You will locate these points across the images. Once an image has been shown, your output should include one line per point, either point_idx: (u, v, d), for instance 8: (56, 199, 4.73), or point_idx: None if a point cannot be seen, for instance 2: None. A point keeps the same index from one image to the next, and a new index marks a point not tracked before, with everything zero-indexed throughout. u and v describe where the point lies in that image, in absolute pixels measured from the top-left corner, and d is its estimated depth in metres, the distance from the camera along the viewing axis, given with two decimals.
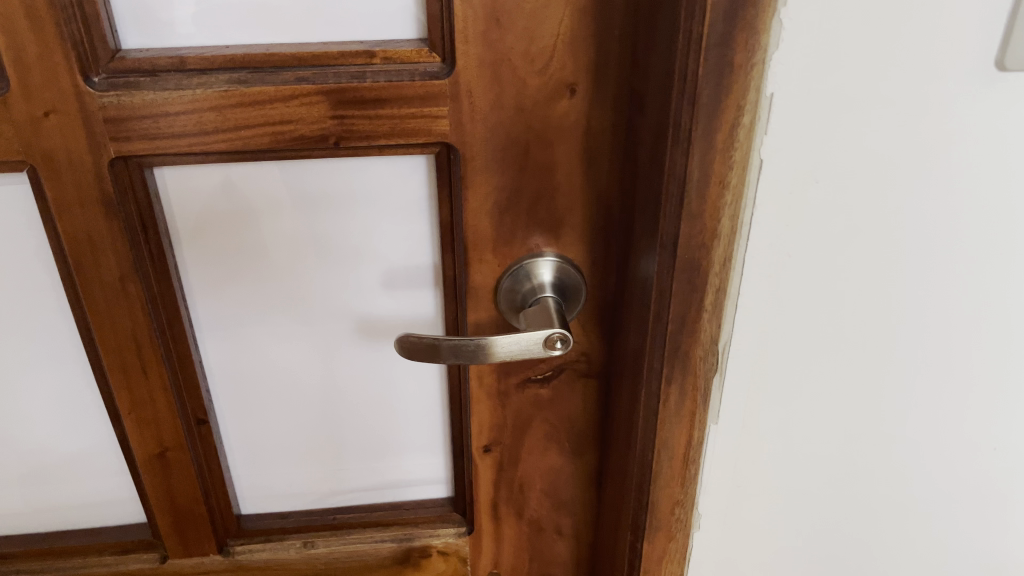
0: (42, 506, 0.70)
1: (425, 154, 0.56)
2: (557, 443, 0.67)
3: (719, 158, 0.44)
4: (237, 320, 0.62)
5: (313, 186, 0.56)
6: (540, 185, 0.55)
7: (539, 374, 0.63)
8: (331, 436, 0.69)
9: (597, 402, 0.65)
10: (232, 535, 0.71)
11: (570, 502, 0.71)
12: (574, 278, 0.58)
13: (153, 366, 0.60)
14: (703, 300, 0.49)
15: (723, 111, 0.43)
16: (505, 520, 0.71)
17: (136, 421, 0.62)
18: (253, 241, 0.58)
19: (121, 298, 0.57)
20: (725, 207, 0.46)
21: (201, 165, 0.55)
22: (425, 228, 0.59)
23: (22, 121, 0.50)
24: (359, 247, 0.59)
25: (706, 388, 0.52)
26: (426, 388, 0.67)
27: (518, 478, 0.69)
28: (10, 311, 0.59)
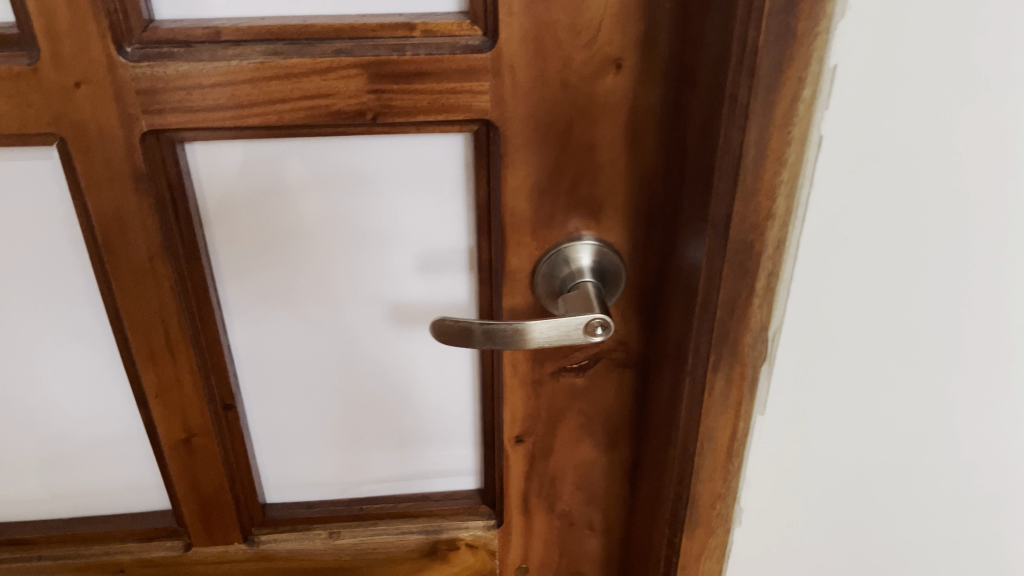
0: (65, 492, 0.68)
1: (462, 133, 0.54)
2: (591, 435, 0.65)
3: (778, 134, 0.42)
4: (262, 306, 0.60)
5: (348, 164, 0.55)
6: (582, 166, 0.53)
7: (575, 362, 0.62)
8: (357, 426, 0.67)
9: (633, 393, 0.63)
10: (257, 524, 0.69)
11: (602, 495, 0.69)
12: (613, 262, 0.56)
13: (181, 348, 0.59)
14: (755, 284, 0.47)
15: (783, 83, 0.41)
16: (535, 514, 0.70)
17: (162, 405, 0.61)
18: (280, 224, 0.57)
19: (150, 278, 0.55)
20: (782, 186, 0.44)
21: (227, 143, 0.53)
22: (461, 210, 0.57)
23: (53, 92, 0.48)
24: (393, 229, 0.57)
25: (753, 378, 0.51)
26: (456, 377, 0.65)
27: (550, 470, 0.67)
28: (36, 291, 0.58)
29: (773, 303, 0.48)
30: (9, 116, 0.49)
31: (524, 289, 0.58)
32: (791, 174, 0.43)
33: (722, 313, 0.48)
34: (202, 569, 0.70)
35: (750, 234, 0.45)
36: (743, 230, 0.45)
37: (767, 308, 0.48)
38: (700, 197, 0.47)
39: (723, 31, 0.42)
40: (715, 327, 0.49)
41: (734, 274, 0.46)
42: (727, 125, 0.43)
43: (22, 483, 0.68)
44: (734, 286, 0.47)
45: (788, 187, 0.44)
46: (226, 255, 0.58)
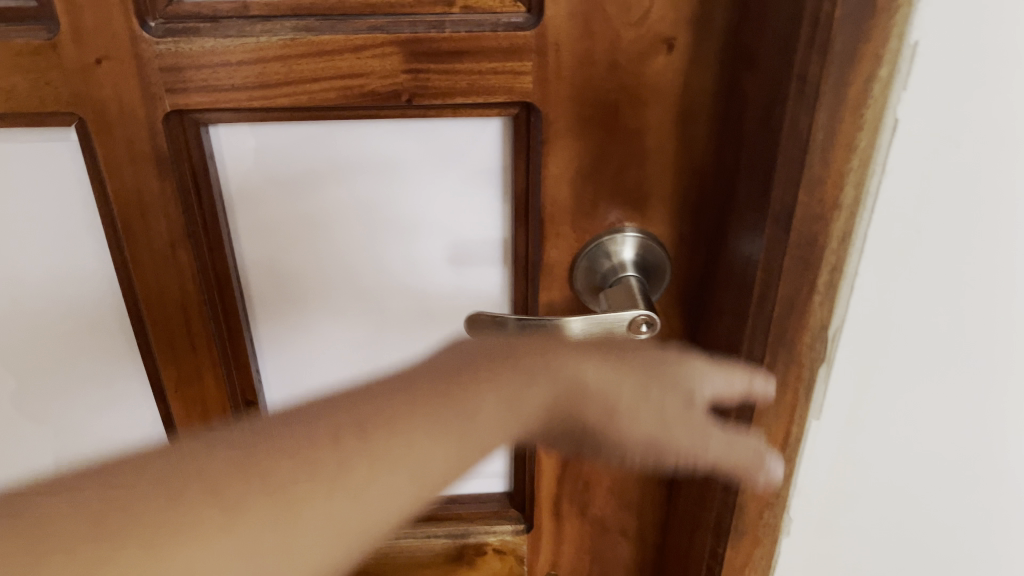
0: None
1: (500, 118, 0.51)
2: None
3: (850, 117, 0.39)
4: (286, 300, 0.58)
5: (381, 148, 0.52)
6: (627, 153, 0.50)
7: None
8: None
9: None
10: None
11: (638, 501, 0.66)
12: (657, 255, 0.53)
13: (202, 340, 0.56)
14: (817, 280, 0.43)
15: (858, 61, 0.37)
16: (567, 518, 0.67)
17: (181, 399, 0.59)
18: (306, 212, 0.54)
19: (171, 268, 0.53)
20: (850, 173, 0.40)
21: (252, 125, 0.51)
22: (497, 199, 0.54)
23: (73, 68, 0.46)
24: (426, 218, 0.54)
25: (810, 380, 0.47)
26: None
27: (583, 473, 0.64)
28: (52, 279, 0.55)
29: (834, 300, 0.44)
30: (26, 94, 0.47)
31: (563, 283, 0.55)
32: (861, 161, 0.40)
33: (779, 309, 0.45)
34: None
35: (814, 226, 0.42)
36: (807, 222, 0.42)
37: (828, 306, 0.44)
38: (758, 186, 0.44)
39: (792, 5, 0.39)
40: (772, 325, 0.46)
41: (795, 269, 0.43)
42: (795, 106, 0.40)
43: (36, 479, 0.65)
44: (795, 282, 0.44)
45: (858, 175, 0.40)
46: (248, 245, 0.55)
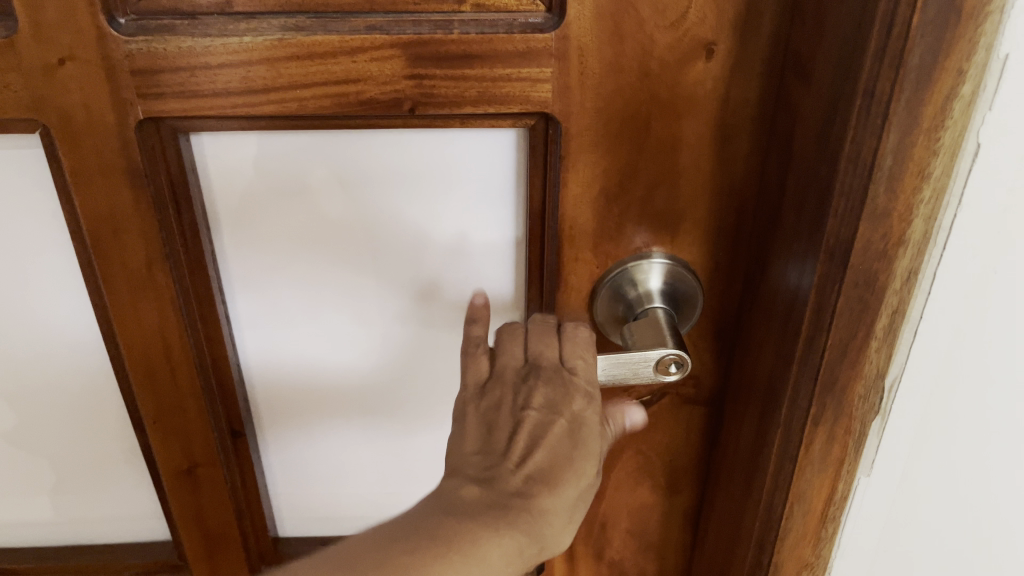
0: (58, 518, 0.61)
1: (515, 128, 0.45)
2: (651, 477, 0.57)
3: (924, 139, 0.33)
4: (295, 414, 0.57)
5: (380, 161, 0.47)
6: (657, 171, 0.45)
7: (635, 398, 0.53)
8: (384, 456, 0.59)
9: (703, 431, 0.55)
10: (267, 561, 0.62)
11: (660, 543, 0.61)
12: (689, 284, 0.47)
13: (184, 370, 0.51)
14: (876, 322, 0.38)
15: (938, 76, 0.32)
16: (581, 561, 0.61)
17: (161, 432, 0.53)
18: (305, 262, 0.50)
19: (148, 289, 0.48)
20: (919, 204, 0.35)
21: (250, 133, 0.45)
22: (510, 218, 0.49)
23: (34, 69, 0.40)
24: (431, 239, 0.49)
25: (862, 431, 0.42)
26: None
27: (600, 515, 0.59)
28: (20, 298, 0.50)
29: (893, 346, 0.39)
30: None
31: (582, 312, 0.50)
32: (935, 190, 0.34)
33: (830, 357, 0.39)
34: None
35: (875, 263, 0.36)
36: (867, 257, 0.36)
37: (885, 352, 0.39)
38: (808, 215, 0.38)
39: (858, 8, 0.33)
40: (822, 371, 0.40)
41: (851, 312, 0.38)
42: (857, 131, 0.34)
43: (10, 507, 0.61)
44: (849, 325, 0.38)
45: (928, 208, 0.35)
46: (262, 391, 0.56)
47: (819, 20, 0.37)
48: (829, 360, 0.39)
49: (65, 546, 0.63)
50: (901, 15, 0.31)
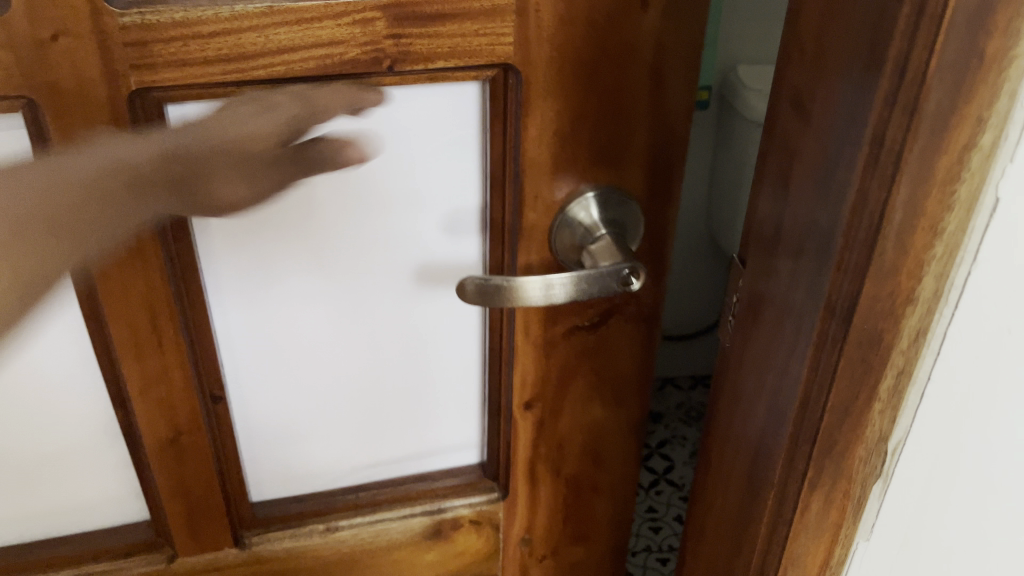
0: (20, 512, 0.60)
1: (479, 80, 0.51)
2: (601, 395, 0.64)
3: (940, 195, 0.34)
4: (271, 378, 0.60)
5: (354, 119, 0.50)
6: (603, 111, 0.51)
7: (587, 320, 0.60)
8: (354, 398, 0.63)
9: (645, 346, 0.63)
10: (247, 526, 0.64)
11: (610, 455, 0.68)
12: (625, 207, 0.55)
13: (170, 337, 0.53)
14: (880, 385, 0.40)
15: (959, 122, 0.33)
16: (541, 482, 0.68)
17: (146, 403, 0.55)
18: (279, 220, 0.53)
19: (136, 261, 0.49)
20: (929, 266, 0.36)
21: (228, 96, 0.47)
22: (473, 166, 0.54)
23: (27, 46, 0.42)
24: (404, 191, 0.53)
25: (862, 489, 0.44)
26: (461, 341, 0.62)
27: (558, 435, 0.66)
28: None
29: (899, 408, 0.41)
30: None
31: (542, 245, 0.56)
32: (947, 249, 0.36)
33: (830, 419, 0.41)
34: None
35: (880, 323, 0.38)
36: (873, 317, 0.38)
37: (888, 414, 0.41)
38: (810, 260, 0.39)
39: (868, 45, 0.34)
40: (819, 432, 0.41)
41: (853, 372, 0.39)
42: (865, 184, 0.35)
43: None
44: (851, 387, 0.40)
45: (938, 268, 0.37)
46: (240, 355, 0.58)
47: (822, 54, 0.37)
48: (826, 421, 0.41)
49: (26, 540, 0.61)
50: (917, 58, 0.32)
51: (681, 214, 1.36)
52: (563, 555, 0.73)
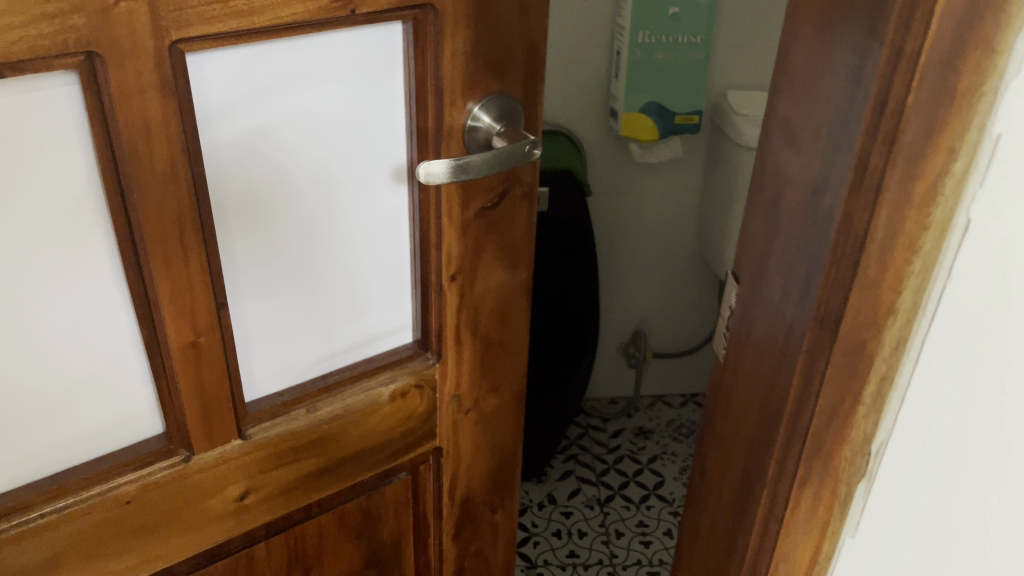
0: (50, 442, 0.69)
1: (401, 22, 0.70)
2: (501, 262, 0.85)
3: (915, 212, 0.48)
4: (259, 287, 0.73)
5: (315, 57, 0.67)
6: (491, 35, 0.72)
7: (490, 202, 0.80)
8: (318, 304, 0.79)
9: (527, 217, 0.84)
10: (246, 420, 0.77)
11: (509, 313, 0.89)
12: (505, 104, 0.75)
13: (193, 249, 0.65)
14: (862, 392, 0.54)
15: (931, 151, 0.46)
16: (465, 343, 0.87)
17: (174, 312, 0.66)
18: (266, 148, 0.68)
19: (171, 186, 0.62)
20: (907, 281, 0.50)
21: (254, 45, 0.63)
22: (396, 87, 0.73)
23: (95, 11, 0.54)
24: (349, 111, 0.72)
25: (847, 487, 0.58)
26: (393, 234, 0.80)
27: (474, 301, 0.85)
28: (47, 231, 0.61)
29: (880, 408, 0.55)
30: (45, 38, 0.53)
31: (459, 143, 0.75)
32: (925, 263, 0.50)
33: (818, 421, 0.55)
34: (200, 477, 0.76)
35: (863, 331, 0.51)
36: (857, 329, 0.51)
37: (870, 416, 0.55)
38: (795, 282, 0.53)
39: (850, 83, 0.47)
40: (810, 434, 0.55)
41: (839, 380, 0.53)
42: (850, 203, 0.48)
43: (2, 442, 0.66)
44: (838, 394, 0.54)
45: (916, 283, 0.50)
46: (240, 278, 0.72)
47: None
48: (817, 420, 0.55)
49: (53, 472, 0.70)
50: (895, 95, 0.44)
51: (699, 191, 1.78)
52: (482, 404, 0.93)
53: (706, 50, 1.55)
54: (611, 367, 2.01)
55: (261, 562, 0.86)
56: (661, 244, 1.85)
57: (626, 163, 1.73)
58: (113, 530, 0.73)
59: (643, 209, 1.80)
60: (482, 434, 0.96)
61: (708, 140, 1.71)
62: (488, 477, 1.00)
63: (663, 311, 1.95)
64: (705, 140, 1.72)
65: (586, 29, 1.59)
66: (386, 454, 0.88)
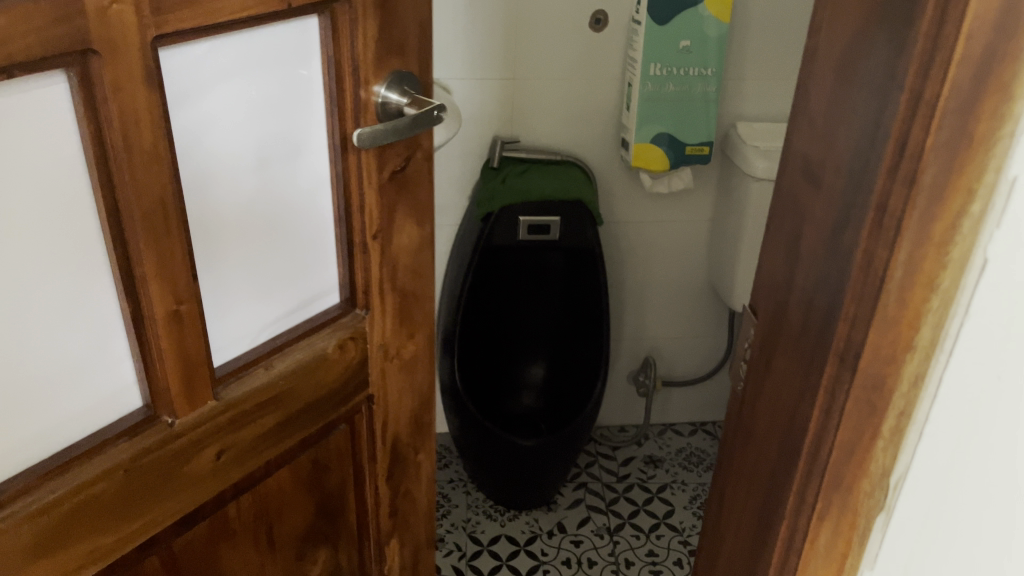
0: (48, 424, 0.74)
1: (316, 14, 0.81)
2: (411, 220, 0.99)
3: (933, 252, 0.60)
4: (216, 258, 0.82)
5: (251, 49, 0.78)
6: (392, 22, 0.86)
7: (399, 166, 0.94)
8: (259, 271, 0.89)
9: (427, 178, 0.99)
10: (217, 383, 0.85)
11: (420, 266, 1.03)
12: (406, 80, 0.89)
13: (172, 222, 0.74)
14: (880, 426, 0.68)
15: (948, 193, 0.58)
16: (387, 296, 1.00)
17: (160, 282, 0.75)
18: (216, 129, 0.77)
19: (154, 166, 0.70)
20: (926, 316, 0.63)
21: (205, 40, 0.73)
22: (317, 73, 0.84)
23: (94, 12, 0.62)
24: (279, 96, 0.82)
25: (866, 520, 0.73)
26: (318, 205, 0.91)
27: (393, 257, 0.98)
28: (45, 220, 0.68)
29: (899, 441, 0.69)
30: (56, 39, 0.61)
31: (373, 116, 0.89)
32: (943, 301, 0.62)
33: (840, 453, 0.69)
34: (185, 441, 0.83)
35: (883, 366, 0.65)
36: (875, 365, 0.65)
37: (890, 449, 0.69)
38: (820, 311, 0.68)
39: (874, 121, 0.60)
40: (831, 465, 0.70)
41: (859, 416, 0.67)
42: (874, 241, 0.61)
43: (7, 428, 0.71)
44: (857, 428, 0.68)
45: (936, 319, 0.63)
46: (203, 251, 0.81)
47: None
48: (838, 451, 0.69)
49: (54, 453, 0.75)
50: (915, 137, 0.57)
51: (699, 222, 2.19)
52: (405, 351, 1.06)
53: (713, 82, 1.86)
54: (621, 390, 2.47)
55: (234, 520, 0.94)
56: (671, 274, 2.27)
57: (640, 195, 2.14)
58: (112, 505, 0.79)
59: (676, 237, 2.21)
60: (405, 380, 1.09)
61: (717, 168, 2.10)
62: (412, 420, 1.13)
63: (676, 335, 2.39)
64: (713, 170, 2.11)
65: (598, 64, 1.95)
66: (332, 405, 0.99)
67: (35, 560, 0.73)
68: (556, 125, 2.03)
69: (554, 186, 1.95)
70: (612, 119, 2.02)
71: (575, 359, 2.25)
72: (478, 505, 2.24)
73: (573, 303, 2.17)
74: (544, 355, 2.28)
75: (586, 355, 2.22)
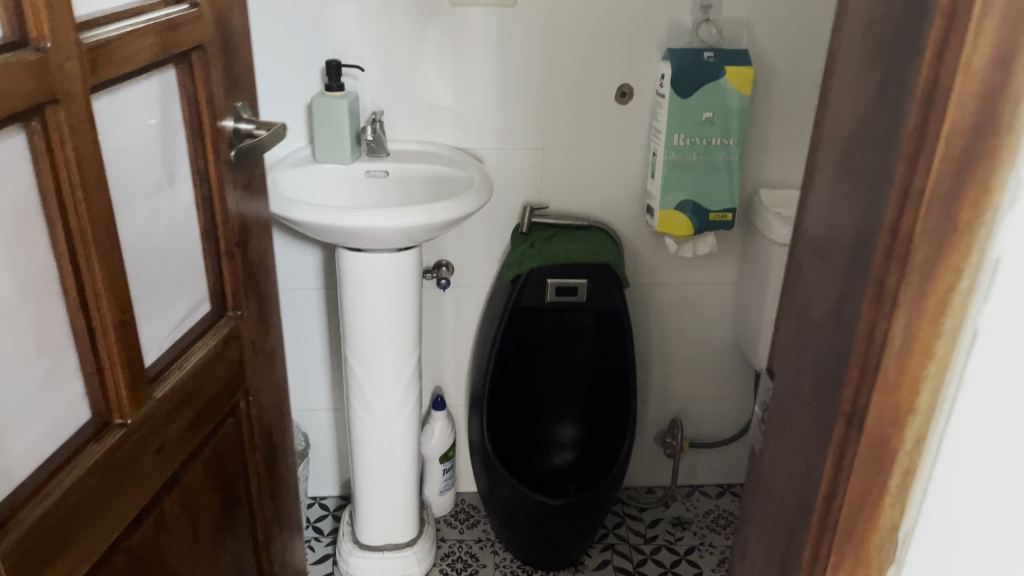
0: (31, 441, 0.85)
1: (173, 66, 1.02)
2: (252, 232, 1.24)
3: (929, 321, 0.65)
4: (136, 272, 0.99)
5: (138, 97, 0.97)
6: (229, 71, 1.13)
7: (241, 185, 1.19)
8: (163, 285, 1.06)
9: (258, 196, 1.25)
10: (150, 382, 0.99)
11: (259, 274, 1.28)
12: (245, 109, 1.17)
13: (111, 242, 0.89)
14: (887, 483, 0.71)
15: (941, 269, 0.63)
16: (245, 297, 1.24)
17: (110, 294, 0.90)
18: (123, 164, 0.95)
19: (98, 191, 0.86)
20: (924, 382, 0.67)
21: (108, 91, 0.90)
22: (177, 115, 1.05)
23: (59, 71, 0.78)
24: (158, 137, 1.02)
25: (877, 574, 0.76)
26: (189, 224, 1.11)
27: (245, 263, 1.23)
28: (14, 251, 0.80)
29: (905, 497, 0.72)
30: (42, 94, 0.75)
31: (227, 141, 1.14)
32: (938, 367, 0.67)
33: (850, 506, 0.73)
34: (137, 437, 0.96)
35: (886, 427, 0.69)
36: (879, 426, 0.69)
37: (897, 503, 0.73)
38: (829, 379, 0.74)
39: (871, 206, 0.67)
40: (842, 515, 0.74)
41: (867, 474, 0.71)
42: (876, 310, 0.67)
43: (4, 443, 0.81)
44: (866, 484, 0.72)
45: (933, 384, 0.67)
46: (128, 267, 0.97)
47: None
48: (848, 503, 0.73)
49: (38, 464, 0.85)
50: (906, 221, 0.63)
51: (710, 281, 2.67)
52: (262, 347, 1.30)
53: (736, 151, 2.28)
54: (650, 450, 2.97)
55: (169, 515, 1.06)
56: (694, 332, 2.76)
57: (662, 254, 2.61)
58: (93, 505, 0.89)
59: (694, 303, 2.71)
60: (266, 371, 1.32)
61: (742, 229, 2.59)
62: (270, 409, 1.36)
63: (693, 376, 2.84)
64: (739, 234, 2.60)
65: (629, 136, 2.41)
66: (223, 401, 1.17)
67: (48, 561, 0.82)
68: (575, 193, 2.49)
69: (580, 251, 2.41)
70: (637, 189, 2.50)
71: (604, 413, 2.71)
72: (504, 564, 2.66)
73: (597, 358, 2.64)
74: (574, 416, 2.77)
75: (611, 405, 2.68)
